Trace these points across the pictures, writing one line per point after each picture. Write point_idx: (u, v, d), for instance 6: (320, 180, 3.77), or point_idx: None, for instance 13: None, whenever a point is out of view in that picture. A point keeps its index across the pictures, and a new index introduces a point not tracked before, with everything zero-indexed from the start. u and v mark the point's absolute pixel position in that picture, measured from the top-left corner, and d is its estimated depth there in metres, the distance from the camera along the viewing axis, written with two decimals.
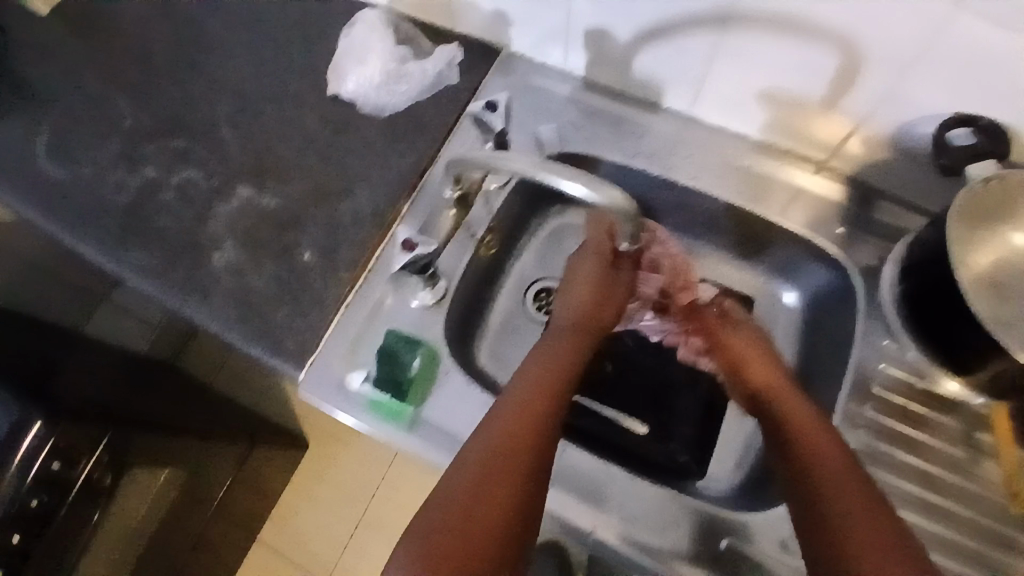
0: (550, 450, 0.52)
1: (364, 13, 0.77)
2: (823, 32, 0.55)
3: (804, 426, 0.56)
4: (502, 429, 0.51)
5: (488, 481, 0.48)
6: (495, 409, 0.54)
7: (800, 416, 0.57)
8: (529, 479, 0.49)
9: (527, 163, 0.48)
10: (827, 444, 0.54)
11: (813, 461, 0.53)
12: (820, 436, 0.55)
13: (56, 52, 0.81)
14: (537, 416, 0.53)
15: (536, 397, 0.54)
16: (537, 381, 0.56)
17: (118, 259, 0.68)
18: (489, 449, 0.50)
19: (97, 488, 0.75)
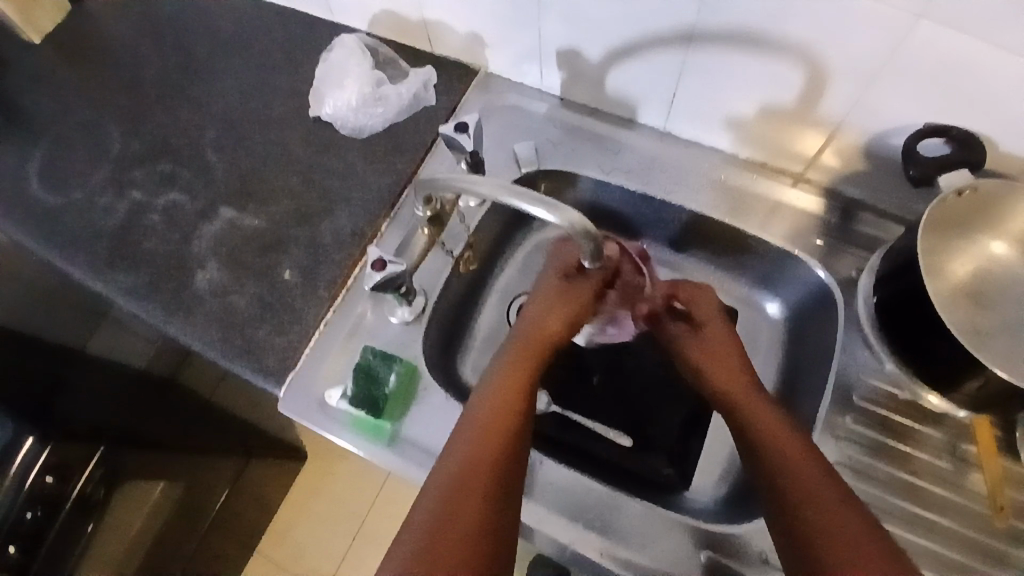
0: (517, 465, 0.52)
1: (342, 38, 0.79)
2: (786, 45, 0.56)
3: (776, 438, 0.54)
4: (463, 458, 0.51)
5: (451, 511, 0.47)
6: (458, 435, 0.54)
7: (771, 426, 0.55)
8: (494, 502, 0.49)
9: (490, 186, 0.49)
10: (803, 456, 0.52)
11: (788, 475, 0.51)
12: (791, 447, 0.53)
13: (51, 84, 0.84)
14: (496, 440, 0.52)
15: (494, 419, 0.53)
16: (495, 402, 0.55)
17: (105, 280, 0.70)
18: (452, 479, 0.49)
19: (88, 503, 0.83)
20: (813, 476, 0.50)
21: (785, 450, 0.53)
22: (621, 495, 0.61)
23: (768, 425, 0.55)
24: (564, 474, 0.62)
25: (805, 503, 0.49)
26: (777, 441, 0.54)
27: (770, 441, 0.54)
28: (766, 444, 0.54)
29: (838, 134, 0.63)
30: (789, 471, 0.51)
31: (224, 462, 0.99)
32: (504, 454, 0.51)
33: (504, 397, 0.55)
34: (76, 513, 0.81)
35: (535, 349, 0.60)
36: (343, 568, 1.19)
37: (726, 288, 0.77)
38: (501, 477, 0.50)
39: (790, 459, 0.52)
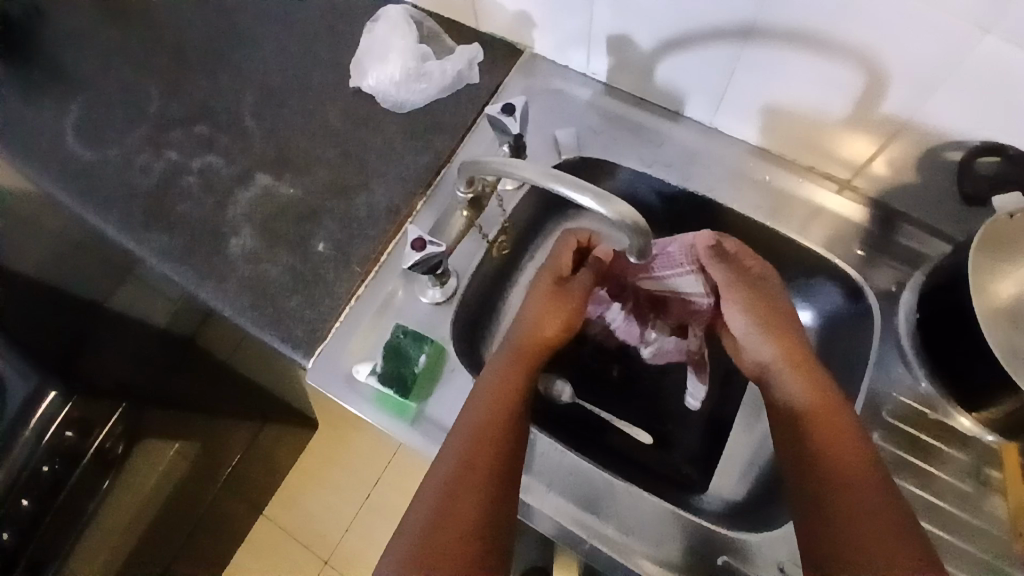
0: (510, 464, 0.52)
1: (388, 9, 0.78)
2: (846, 49, 0.55)
3: (828, 440, 0.51)
4: (455, 459, 0.51)
5: (445, 511, 0.49)
6: (452, 435, 0.54)
7: (833, 429, 0.51)
8: (489, 503, 0.49)
9: (537, 170, 0.48)
10: (858, 459, 0.50)
11: (841, 480, 0.49)
12: (846, 450, 0.51)
13: (92, 38, 0.83)
14: (491, 439, 0.52)
15: (487, 420, 0.53)
16: (487, 403, 0.54)
17: (139, 240, 0.70)
18: (448, 479, 0.50)
19: (108, 458, 0.87)
20: (869, 483, 0.49)
21: (836, 452, 0.51)
22: (642, 492, 0.61)
23: (829, 422, 0.52)
24: (583, 464, 0.62)
25: (857, 508, 0.48)
26: (834, 444, 0.51)
27: (825, 440, 0.51)
28: (818, 442, 0.51)
29: (891, 143, 0.61)
30: (840, 475, 0.50)
31: (238, 426, 0.99)
32: (499, 454, 0.52)
33: (497, 396, 0.55)
34: (95, 468, 0.86)
35: (530, 353, 0.59)
36: (350, 535, 1.21)
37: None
38: (495, 477, 0.51)
39: (846, 464, 0.50)
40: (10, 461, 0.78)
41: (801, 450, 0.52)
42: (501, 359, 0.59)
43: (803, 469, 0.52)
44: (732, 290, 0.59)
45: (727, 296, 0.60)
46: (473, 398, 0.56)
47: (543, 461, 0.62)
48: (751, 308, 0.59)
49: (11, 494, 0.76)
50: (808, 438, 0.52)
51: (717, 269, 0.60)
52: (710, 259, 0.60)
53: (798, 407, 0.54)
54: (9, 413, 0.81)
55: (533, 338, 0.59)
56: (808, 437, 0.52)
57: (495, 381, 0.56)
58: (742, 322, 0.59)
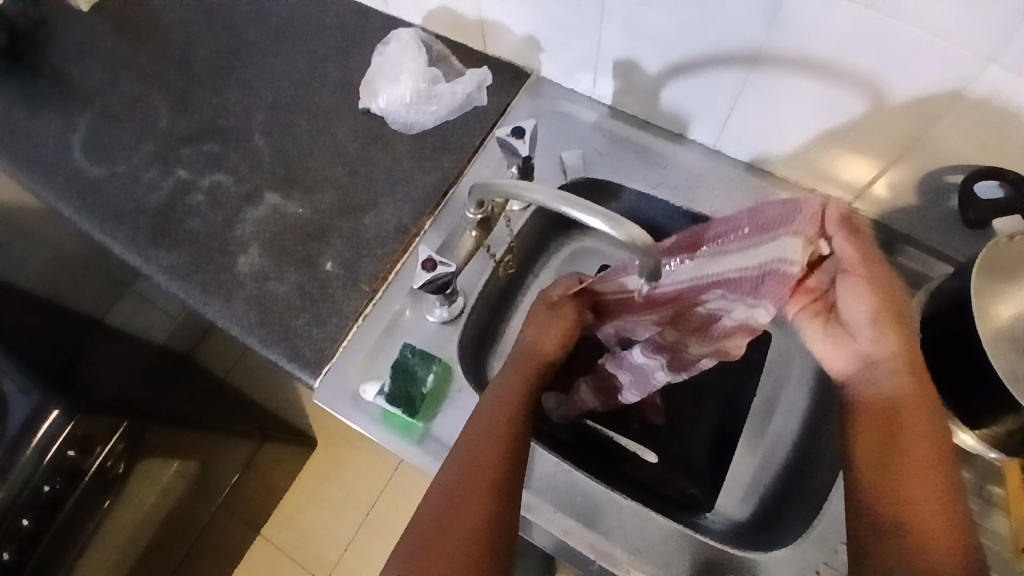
0: (513, 475, 0.52)
1: (398, 31, 0.79)
2: (852, 77, 0.56)
3: (912, 447, 0.52)
4: (464, 461, 0.52)
5: (448, 521, 0.50)
6: (457, 445, 0.54)
7: (915, 435, 0.52)
8: (495, 508, 0.50)
9: (548, 194, 0.48)
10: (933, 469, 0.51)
11: (917, 490, 0.50)
12: (924, 461, 0.51)
13: (101, 56, 0.84)
14: (494, 447, 0.53)
15: (491, 431, 0.54)
16: (490, 413, 0.55)
17: (147, 257, 0.70)
18: (451, 490, 0.51)
19: (109, 476, 0.77)
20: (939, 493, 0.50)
21: (915, 459, 0.52)
22: (649, 512, 0.61)
23: (917, 432, 0.52)
24: (589, 484, 0.62)
25: (918, 512, 0.50)
26: (912, 454, 0.52)
27: (911, 446, 0.52)
28: (907, 444, 0.52)
29: (893, 167, 0.62)
30: (917, 482, 0.51)
31: (236, 443, 0.99)
32: (501, 463, 0.52)
33: (502, 406, 0.56)
34: (95, 485, 0.75)
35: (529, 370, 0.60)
36: (348, 555, 1.20)
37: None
38: (501, 485, 0.51)
39: (910, 472, 0.51)
40: (8, 480, 0.64)
41: (885, 454, 0.53)
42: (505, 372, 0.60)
43: (883, 473, 0.52)
44: (859, 271, 0.52)
45: (855, 274, 0.53)
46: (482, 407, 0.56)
47: (547, 480, 0.62)
48: (873, 292, 0.53)
49: (11, 513, 0.65)
50: (898, 445, 0.52)
51: (846, 243, 0.52)
52: (845, 231, 0.51)
53: (890, 397, 0.54)
54: (8, 433, 0.64)
55: (535, 356, 0.61)
56: (895, 440, 0.53)
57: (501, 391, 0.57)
58: (861, 311, 0.53)
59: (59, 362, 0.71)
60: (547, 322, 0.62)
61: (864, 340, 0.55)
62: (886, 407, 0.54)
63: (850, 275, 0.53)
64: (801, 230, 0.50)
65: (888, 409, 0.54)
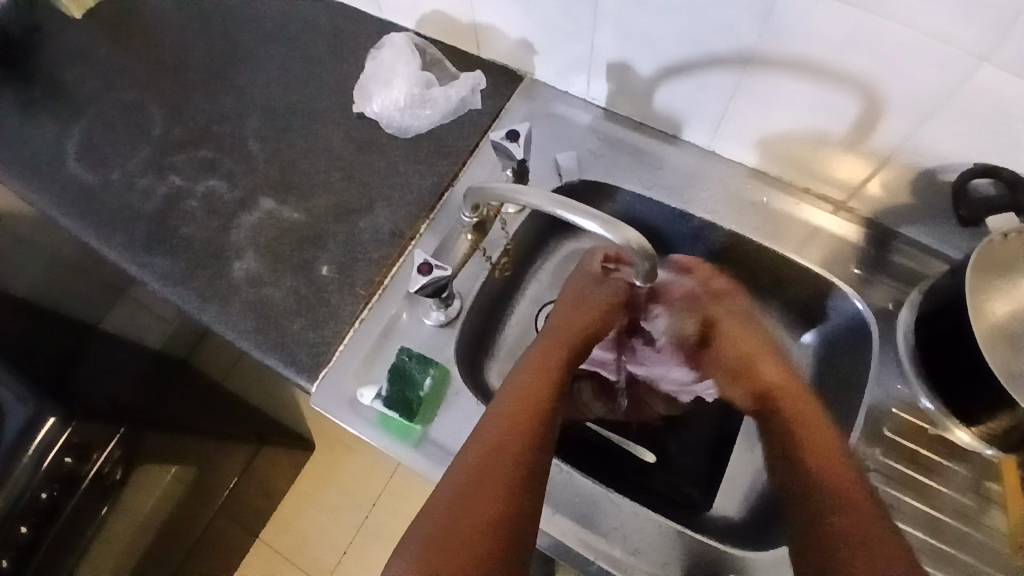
0: (545, 445, 0.53)
1: (391, 36, 0.79)
2: (843, 77, 0.56)
3: (810, 433, 0.56)
4: (496, 430, 0.53)
5: (476, 483, 0.50)
6: (487, 416, 0.55)
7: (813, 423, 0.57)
8: (525, 477, 0.50)
9: (543, 198, 0.49)
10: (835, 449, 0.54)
11: (828, 465, 0.53)
12: (825, 443, 0.55)
13: (95, 63, 0.84)
14: (526, 418, 0.54)
15: (524, 402, 0.55)
16: (525, 387, 0.57)
17: (142, 263, 0.70)
18: (480, 456, 0.51)
19: (106, 483, 0.76)
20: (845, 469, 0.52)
21: (813, 441, 0.55)
22: (648, 514, 0.61)
23: (815, 424, 0.57)
24: (588, 486, 0.62)
25: (837, 510, 0.50)
26: (814, 438, 0.55)
27: (808, 431, 0.56)
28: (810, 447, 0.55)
29: (885, 166, 0.63)
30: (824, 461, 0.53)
31: (235, 448, 0.99)
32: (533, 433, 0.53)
33: (529, 392, 0.56)
34: (92, 490, 0.74)
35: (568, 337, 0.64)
36: (347, 560, 1.19)
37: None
38: (522, 469, 0.51)
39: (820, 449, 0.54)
40: (7, 486, 0.63)
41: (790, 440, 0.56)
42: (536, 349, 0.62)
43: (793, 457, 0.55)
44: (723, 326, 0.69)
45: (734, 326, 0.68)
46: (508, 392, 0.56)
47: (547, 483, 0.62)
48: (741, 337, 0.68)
49: (7, 521, 0.64)
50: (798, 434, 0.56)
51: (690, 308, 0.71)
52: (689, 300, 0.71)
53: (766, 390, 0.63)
54: (6, 438, 0.64)
55: (570, 329, 0.64)
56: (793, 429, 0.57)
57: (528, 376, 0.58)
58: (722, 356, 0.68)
59: (53, 372, 0.70)
60: (573, 301, 0.68)
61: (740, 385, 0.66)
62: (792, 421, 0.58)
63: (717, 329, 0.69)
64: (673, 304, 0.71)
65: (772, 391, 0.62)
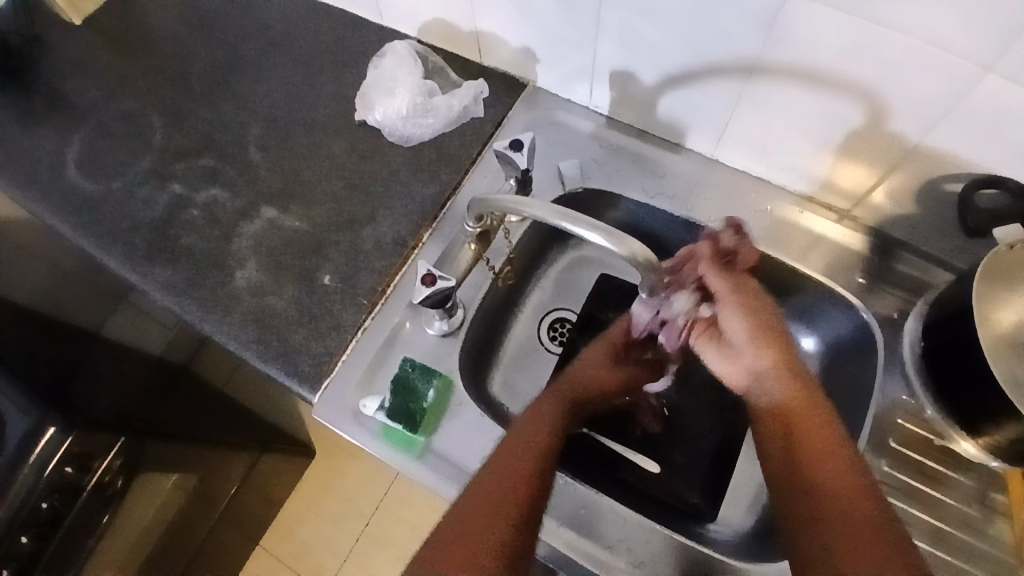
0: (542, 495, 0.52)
1: (394, 44, 0.79)
2: (848, 87, 0.56)
3: (817, 456, 0.53)
4: (494, 475, 0.52)
5: (472, 530, 0.49)
6: (488, 461, 0.54)
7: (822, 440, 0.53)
8: (519, 529, 0.49)
9: (547, 210, 0.48)
10: (843, 475, 0.51)
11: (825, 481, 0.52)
12: (838, 472, 0.52)
13: (96, 71, 0.84)
14: (527, 469, 0.53)
15: (524, 451, 0.54)
16: (526, 437, 0.55)
17: (143, 273, 0.70)
18: (478, 501, 0.51)
19: (107, 492, 0.79)
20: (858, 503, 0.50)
21: (819, 471, 0.52)
22: (655, 526, 0.60)
23: (822, 454, 0.53)
24: (593, 498, 0.62)
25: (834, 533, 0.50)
26: (819, 464, 0.52)
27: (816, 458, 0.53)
28: (811, 460, 0.53)
29: (890, 175, 0.62)
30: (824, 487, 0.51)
31: (235, 455, 0.99)
32: (532, 482, 0.52)
33: (529, 434, 0.56)
34: (94, 500, 0.77)
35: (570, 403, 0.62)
36: (347, 567, 1.19)
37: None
38: (515, 520, 0.50)
39: (829, 481, 0.51)
40: (8, 497, 0.65)
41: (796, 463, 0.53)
42: (542, 404, 0.60)
43: (796, 487, 0.53)
44: (733, 300, 0.58)
45: (729, 302, 0.59)
46: (506, 440, 0.55)
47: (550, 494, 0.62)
48: (751, 320, 0.58)
49: (11, 532, 0.65)
50: (801, 456, 0.53)
51: (718, 278, 0.58)
52: (711, 266, 0.58)
53: (772, 396, 0.56)
54: (6, 451, 0.65)
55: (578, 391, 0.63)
56: (799, 451, 0.53)
57: (531, 419, 0.58)
58: (738, 333, 0.58)
59: (53, 380, 0.70)
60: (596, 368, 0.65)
61: (750, 355, 0.58)
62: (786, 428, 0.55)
63: (722, 304, 0.59)
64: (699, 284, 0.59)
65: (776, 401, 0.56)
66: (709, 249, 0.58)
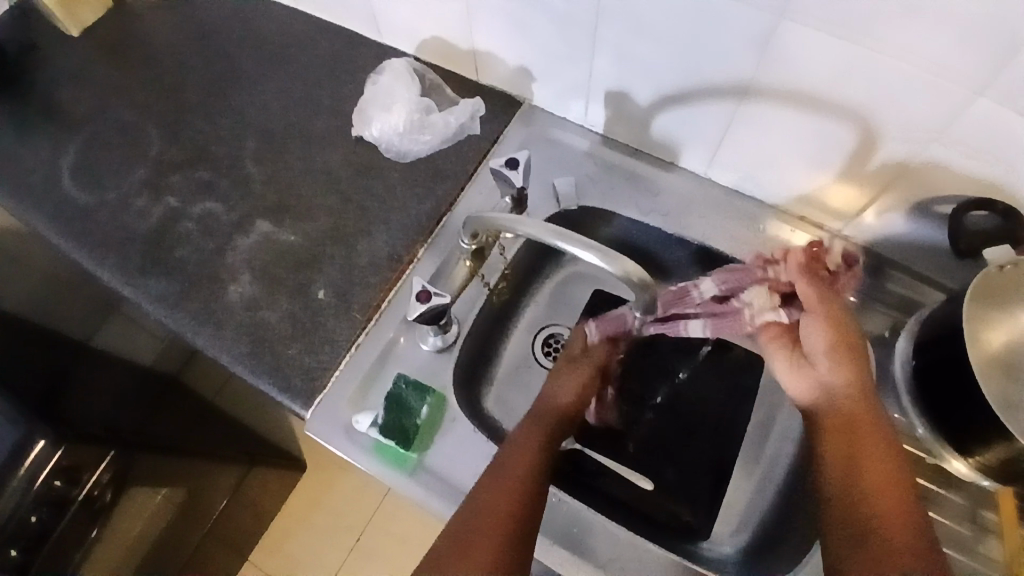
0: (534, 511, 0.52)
1: (391, 61, 0.80)
2: (839, 109, 0.57)
3: (871, 468, 0.50)
4: (494, 495, 0.52)
5: (474, 548, 0.49)
6: (484, 480, 0.54)
7: (881, 453, 0.51)
8: (515, 545, 0.49)
9: (542, 229, 0.49)
10: (895, 489, 0.49)
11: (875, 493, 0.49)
12: (887, 487, 0.49)
13: (92, 83, 0.84)
14: (523, 491, 0.52)
15: (520, 473, 0.54)
16: (520, 459, 0.55)
17: (136, 285, 0.69)
18: (478, 518, 0.51)
19: (94, 505, 0.75)
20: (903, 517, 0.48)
21: (875, 483, 0.49)
22: (647, 545, 0.60)
23: (874, 468, 0.50)
24: (586, 515, 0.61)
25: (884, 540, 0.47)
26: (875, 480, 0.50)
27: (870, 470, 0.50)
28: (862, 467, 0.50)
29: (882, 196, 0.63)
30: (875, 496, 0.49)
31: (227, 469, 0.97)
32: (526, 501, 0.52)
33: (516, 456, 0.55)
34: (82, 512, 0.74)
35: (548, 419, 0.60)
36: None
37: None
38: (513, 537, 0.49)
39: (882, 496, 0.49)
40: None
41: (851, 478, 0.50)
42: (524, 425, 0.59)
43: (849, 504, 0.50)
44: (823, 309, 0.55)
45: (816, 314, 0.56)
46: (502, 460, 0.55)
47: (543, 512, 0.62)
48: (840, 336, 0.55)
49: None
50: (859, 469, 0.50)
51: (807, 285, 0.56)
52: (798, 268, 0.56)
53: (841, 406, 0.53)
54: None
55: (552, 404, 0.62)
56: (858, 463, 0.51)
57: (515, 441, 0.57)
58: (816, 342, 0.56)
59: (41, 393, 0.69)
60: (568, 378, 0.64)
61: (823, 367, 0.55)
62: (845, 433, 0.52)
63: (811, 312, 0.56)
64: (777, 282, 0.58)
65: (846, 414, 0.53)
66: (804, 255, 0.57)
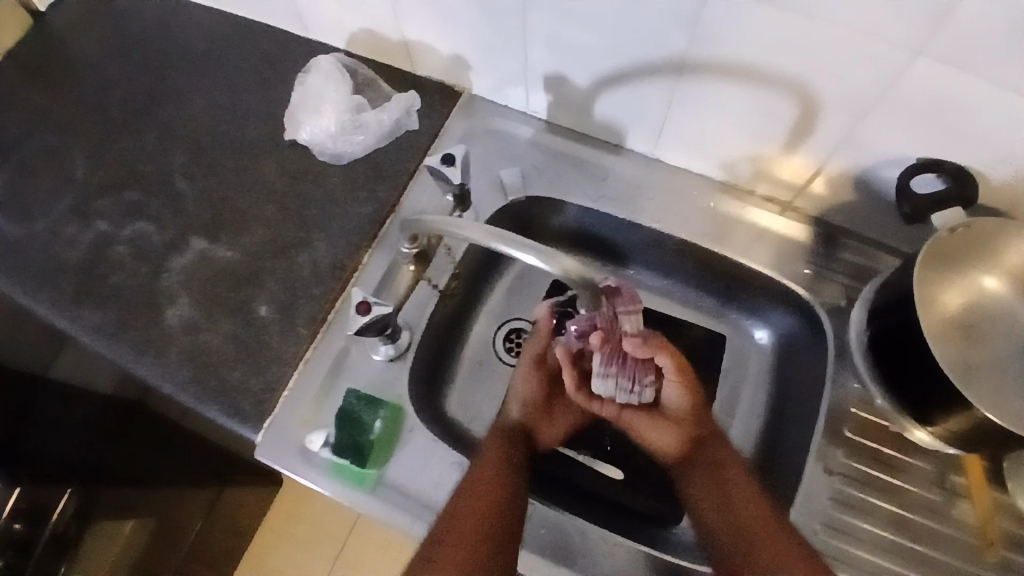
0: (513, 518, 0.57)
1: (319, 60, 0.76)
2: (777, 82, 0.55)
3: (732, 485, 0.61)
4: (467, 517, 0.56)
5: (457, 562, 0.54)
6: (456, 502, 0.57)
7: (740, 490, 0.61)
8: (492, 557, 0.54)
9: (478, 231, 0.46)
10: (758, 518, 0.58)
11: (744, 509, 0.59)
12: (753, 505, 0.59)
13: (8, 105, 0.79)
14: (499, 508, 0.56)
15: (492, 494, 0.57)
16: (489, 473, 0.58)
17: (68, 317, 0.66)
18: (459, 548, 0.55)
19: (64, 539, 0.76)
20: (776, 535, 0.57)
21: (747, 517, 0.59)
22: (617, 537, 0.59)
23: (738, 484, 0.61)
24: (553, 514, 0.60)
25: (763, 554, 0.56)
26: (742, 506, 0.60)
27: (744, 510, 0.59)
28: (729, 488, 0.61)
29: (827, 166, 0.62)
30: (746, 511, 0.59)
31: (196, 493, 0.91)
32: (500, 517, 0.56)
33: (479, 506, 0.56)
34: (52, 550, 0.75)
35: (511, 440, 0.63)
36: None
37: (699, 309, 0.75)
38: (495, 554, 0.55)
39: (742, 503, 0.60)
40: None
41: (731, 525, 0.59)
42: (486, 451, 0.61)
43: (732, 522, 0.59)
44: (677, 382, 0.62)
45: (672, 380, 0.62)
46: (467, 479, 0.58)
47: None
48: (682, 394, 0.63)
49: None
50: (733, 513, 0.60)
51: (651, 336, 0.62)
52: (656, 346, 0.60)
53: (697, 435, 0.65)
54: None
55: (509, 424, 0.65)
56: (727, 486, 0.61)
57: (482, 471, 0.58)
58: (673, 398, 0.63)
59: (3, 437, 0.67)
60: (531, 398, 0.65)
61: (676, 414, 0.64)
62: (717, 466, 0.63)
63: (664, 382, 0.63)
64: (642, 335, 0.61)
65: (707, 440, 0.65)
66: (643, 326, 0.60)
